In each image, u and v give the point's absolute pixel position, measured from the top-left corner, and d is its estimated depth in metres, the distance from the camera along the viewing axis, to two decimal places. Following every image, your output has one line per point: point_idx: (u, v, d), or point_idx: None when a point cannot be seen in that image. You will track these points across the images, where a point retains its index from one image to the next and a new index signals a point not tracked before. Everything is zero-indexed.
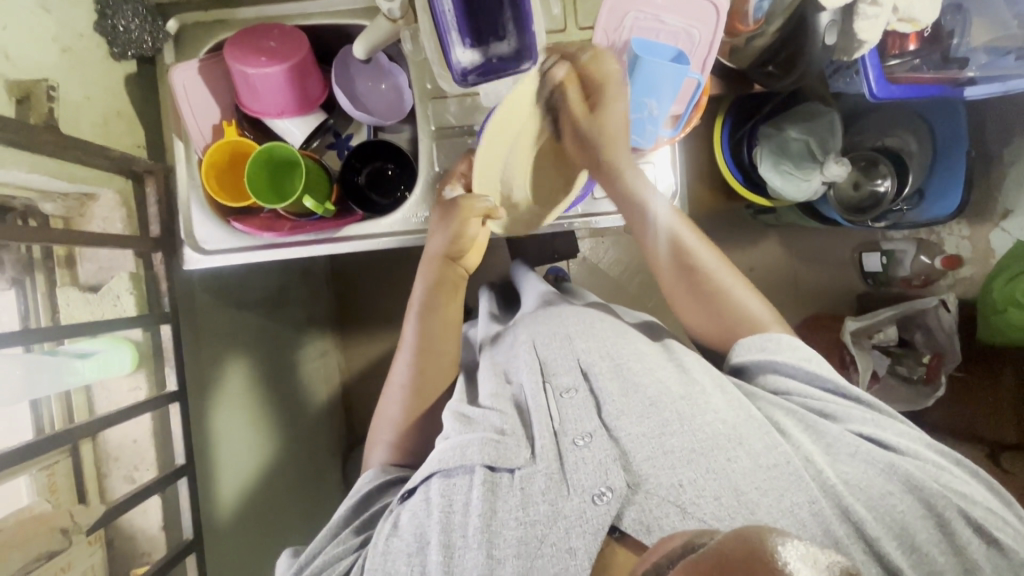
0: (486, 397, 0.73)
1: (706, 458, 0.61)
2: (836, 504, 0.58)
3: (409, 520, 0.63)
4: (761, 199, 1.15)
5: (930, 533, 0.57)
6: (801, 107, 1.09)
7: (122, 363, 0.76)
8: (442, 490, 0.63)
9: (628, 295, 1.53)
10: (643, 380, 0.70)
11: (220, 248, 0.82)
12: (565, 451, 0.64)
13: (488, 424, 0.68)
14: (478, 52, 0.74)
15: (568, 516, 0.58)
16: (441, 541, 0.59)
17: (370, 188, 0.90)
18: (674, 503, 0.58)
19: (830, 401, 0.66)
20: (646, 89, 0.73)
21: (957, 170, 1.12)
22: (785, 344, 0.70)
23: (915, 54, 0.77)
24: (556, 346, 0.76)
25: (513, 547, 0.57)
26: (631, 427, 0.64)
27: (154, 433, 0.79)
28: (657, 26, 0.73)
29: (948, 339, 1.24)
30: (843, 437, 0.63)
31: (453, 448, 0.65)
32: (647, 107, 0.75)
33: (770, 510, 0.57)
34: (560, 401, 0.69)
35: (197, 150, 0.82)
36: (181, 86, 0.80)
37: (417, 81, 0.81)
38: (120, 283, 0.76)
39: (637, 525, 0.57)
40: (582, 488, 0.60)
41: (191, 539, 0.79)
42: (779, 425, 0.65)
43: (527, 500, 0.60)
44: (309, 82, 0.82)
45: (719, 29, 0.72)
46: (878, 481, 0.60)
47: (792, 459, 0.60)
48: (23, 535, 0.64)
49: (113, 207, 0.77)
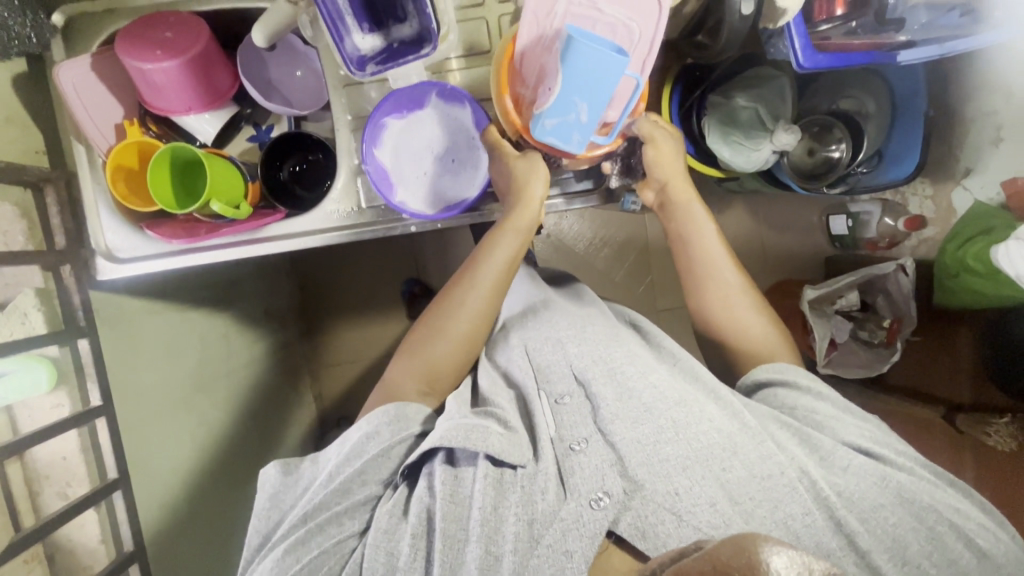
0: (486, 390, 0.74)
1: (703, 465, 0.61)
2: (830, 515, 0.60)
3: (415, 505, 0.62)
4: (710, 171, 1.10)
5: (922, 545, 0.60)
6: (749, 73, 1.05)
7: (39, 383, 0.74)
8: (446, 481, 0.62)
9: (595, 271, 1.52)
10: (638, 386, 0.68)
11: (136, 256, 0.79)
12: (562, 457, 0.63)
13: (494, 420, 0.67)
14: (379, 37, 0.65)
15: (565, 518, 0.57)
16: (443, 530, 0.58)
17: (295, 182, 0.87)
18: (670, 511, 0.58)
19: (833, 417, 0.69)
20: (577, 87, 0.63)
21: (913, 131, 1.10)
22: (801, 373, 0.74)
23: (847, 18, 0.74)
24: (548, 351, 0.76)
25: (512, 544, 0.56)
26: (626, 432, 0.64)
27: (83, 449, 0.78)
28: (594, 15, 0.69)
29: (907, 303, 1.23)
30: (836, 451, 0.65)
31: (457, 428, 0.63)
32: (576, 108, 0.65)
33: (765, 521, 0.58)
34: (556, 409, 0.69)
35: (100, 153, 0.77)
36: (71, 85, 0.74)
37: (328, 66, 0.77)
38: (26, 300, 0.73)
39: (632, 530, 0.57)
40: (579, 492, 0.59)
41: (132, 550, 0.81)
42: (775, 436, 0.67)
43: (527, 499, 0.60)
44: (215, 73, 0.77)
45: (659, 26, 0.69)
46: (870, 493, 0.62)
47: (787, 470, 0.62)
48: None
49: (12, 219, 0.72)
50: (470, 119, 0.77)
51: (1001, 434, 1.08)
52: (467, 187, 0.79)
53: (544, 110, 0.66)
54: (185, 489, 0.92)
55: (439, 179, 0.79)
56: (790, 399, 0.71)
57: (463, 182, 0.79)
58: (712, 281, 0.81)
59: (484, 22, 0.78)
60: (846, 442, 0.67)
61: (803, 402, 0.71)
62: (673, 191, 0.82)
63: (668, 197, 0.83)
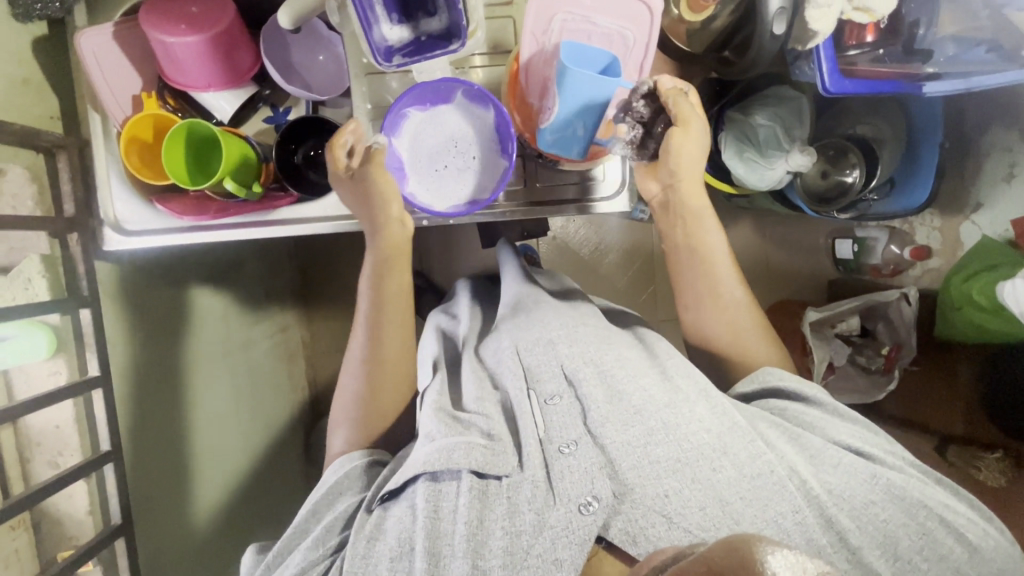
0: (470, 401, 0.74)
1: (692, 468, 0.61)
2: (820, 513, 0.60)
3: (395, 523, 0.62)
4: (725, 187, 1.10)
5: (913, 541, 0.60)
6: (767, 92, 1.05)
7: (37, 349, 0.73)
8: (428, 496, 0.63)
9: (598, 276, 1.52)
10: (628, 388, 0.68)
11: (143, 229, 0.78)
12: (552, 460, 0.64)
13: (477, 428, 0.69)
14: (408, 29, 0.64)
15: (554, 526, 0.58)
16: (427, 548, 0.59)
17: (308, 167, 0.86)
18: (660, 514, 0.58)
19: (820, 416, 0.69)
20: (576, 107, 0.66)
21: (928, 162, 1.08)
22: (786, 376, 0.72)
23: (875, 45, 0.75)
24: (538, 351, 0.74)
25: (500, 556, 0.57)
26: (616, 435, 0.64)
27: (76, 420, 0.77)
28: (588, 28, 0.68)
29: (908, 333, 1.24)
30: (827, 449, 0.65)
31: (438, 450, 0.64)
32: (575, 125, 0.68)
33: (754, 520, 0.58)
34: (545, 409, 0.69)
35: (116, 123, 0.77)
36: (93, 54, 0.74)
37: (350, 53, 0.77)
38: (31, 266, 0.73)
39: (624, 535, 0.58)
40: (568, 497, 0.60)
41: (120, 524, 0.78)
42: (765, 435, 0.65)
43: (514, 511, 0.61)
44: (238, 54, 0.77)
45: (654, 31, 0.67)
46: (862, 491, 0.62)
47: (777, 468, 0.61)
48: None
49: (23, 184, 0.72)
50: (492, 121, 0.74)
51: (991, 469, 1.10)
52: (481, 189, 0.76)
53: (546, 126, 0.68)
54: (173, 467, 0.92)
55: (454, 176, 0.76)
56: (778, 402, 0.71)
57: (473, 183, 0.76)
58: (717, 288, 0.76)
59: (511, 21, 0.78)
60: (835, 441, 0.67)
61: (790, 403, 0.70)
62: (684, 190, 0.75)
63: (675, 198, 0.75)
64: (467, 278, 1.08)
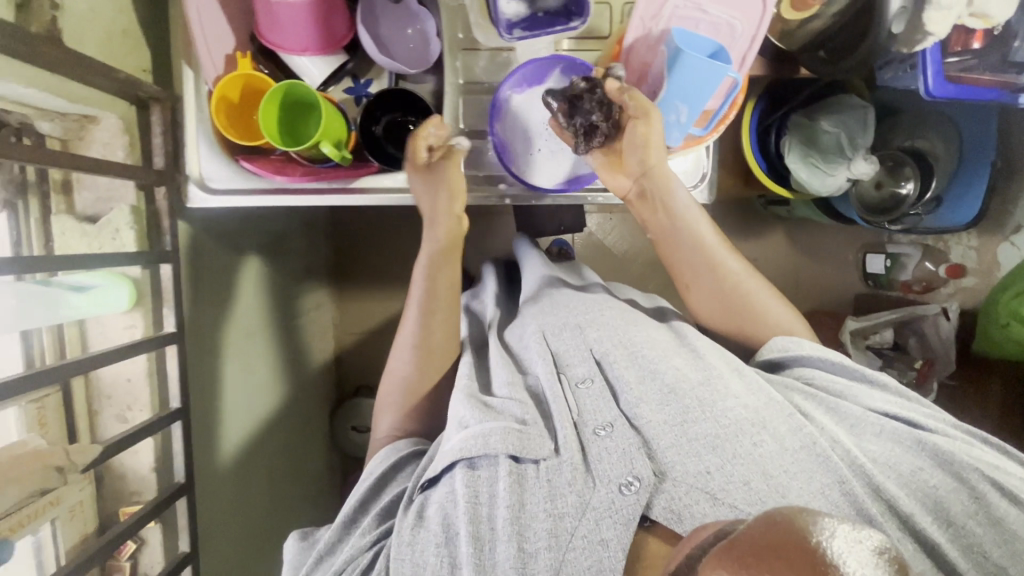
0: (500, 386, 0.71)
1: (732, 443, 0.60)
2: (867, 481, 0.58)
3: (437, 510, 0.61)
4: (782, 191, 1.12)
5: (965, 505, 0.57)
6: (837, 99, 1.05)
7: (119, 300, 0.73)
8: (466, 482, 0.61)
9: (631, 274, 1.52)
10: (661, 367, 0.68)
11: (227, 187, 0.78)
12: (588, 442, 0.63)
13: (510, 414, 0.66)
14: (524, 2, 0.64)
15: (597, 507, 0.57)
16: (470, 532, 0.57)
17: (388, 139, 0.84)
18: (703, 491, 0.57)
19: (851, 386, 0.67)
20: (680, 92, 0.67)
21: (976, 177, 1.12)
22: (808, 346, 0.70)
23: (977, 54, 0.73)
24: (567, 335, 0.74)
25: (545, 539, 0.56)
26: (653, 414, 0.64)
27: (147, 374, 0.77)
28: (698, 15, 0.68)
29: (944, 347, 1.26)
30: (867, 417, 0.64)
31: (475, 436, 0.62)
32: (677, 111, 0.69)
33: (801, 492, 0.57)
34: (577, 391, 0.69)
35: (207, 81, 0.76)
36: (195, 9, 0.72)
37: (448, 28, 0.77)
38: (120, 217, 0.73)
39: (669, 513, 0.57)
40: (609, 478, 0.59)
41: (183, 483, 0.78)
42: (801, 406, 0.65)
43: (555, 491, 0.59)
44: (334, 19, 0.77)
45: (763, 24, 0.67)
46: (906, 458, 0.61)
47: (818, 439, 0.60)
48: (18, 471, 0.63)
49: (115, 133, 0.72)
50: None
51: None
52: (580, 166, 0.80)
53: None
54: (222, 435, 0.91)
55: (552, 156, 0.79)
56: (804, 377, 0.69)
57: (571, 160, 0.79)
58: (722, 272, 0.74)
59: (606, 8, 0.77)
60: (874, 410, 0.65)
61: (820, 374, 0.69)
62: (654, 179, 0.72)
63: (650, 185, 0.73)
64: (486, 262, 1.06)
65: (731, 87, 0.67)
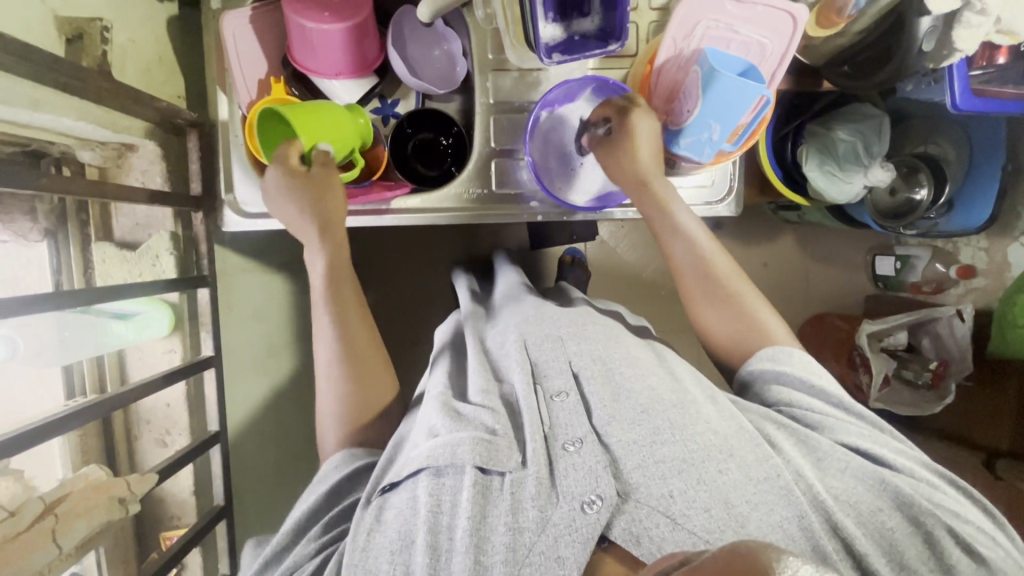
0: (475, 394, 0.67)
1: (698, 468, 0.58)
2: (826, 518, 0.56)
3: (395, 516, 0.57)
4: (798, 200, 1.12)
5: (920, 550, 0.56)
6: (850, 107, 1.08)
7: (159, 326, 0.75)
8: (431, 489, 0.57)
9: (644, 283, 1.51)
10: (635, 385, 0.66)
11: (261, 211, 0.78)
12: (556, 456, 0.59)
13: (480, 423, 0.62)
14: (561, 27, 0.66)
15: (557, 523, 0.54)
16: (428, 541, 0.53)
17: (417, 158, 0.86)
18: (665, 514, 0.54)
19: (825, 416, 0.65)
20: (713, 111, 0.68)
21: (988, 181, 1.12)
22: (796, 358, 0.69)
23: (1003, 68, 0.75)
24: (547, 347, 0.71)
25: (501, 553, 0.52)
26: (623, 434, 0.61)
27: (185, 398, 0.80)
28: (730, 36, 0.70)
29: (960, 350, 1.26)
30: (834, 452, 0.62)
31: (441, 445, 0.58)
32: (710, 129, 0.71)
33: (759, 524, 0.54)
34: (551, 404, 0.65)
35: (241, 106, 0.76)
36: (231, 35, 0.75)
37: (478, 50, 0.79)
38: (160, 243, 0.74)
39: (627, 535, 0.54)
40: (571, 495, 0.56)
41: (221, 506, 0.79)
42: (769, 436, 0.63)
43: (517, 505, 0.55)
44: (368, 44, 0.77)
45: (794, 42, 0.69)
46: (866, 496, 0.59)
47: (783, 472, 0.58)
48: (85, 505, 0.64)
49: (152, 160, 0.73)
50: None
51: None
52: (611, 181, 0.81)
53: (681, 130, 0.72)
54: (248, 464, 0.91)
55: (585, 171, 0.80)
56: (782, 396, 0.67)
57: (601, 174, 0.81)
58: (709, 279, 0.74)
59: (634, 26, 0.78)
60: (844, 443, 0.63)
61: (798, 395, 0.67)
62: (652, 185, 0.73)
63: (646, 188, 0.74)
64: (462, 269, 1.07)
65: (762, 104, 0.67)
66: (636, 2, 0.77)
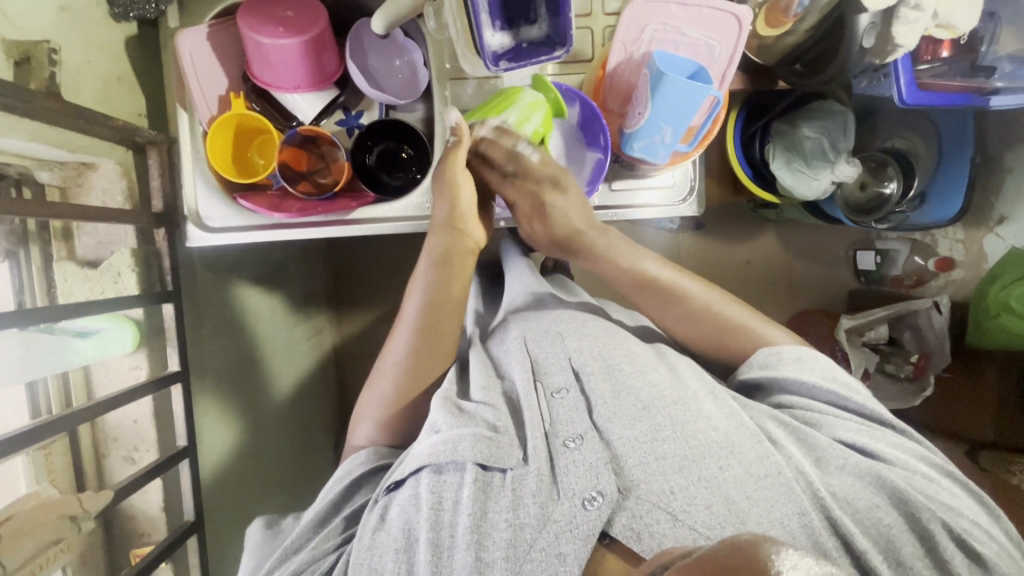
0: (476, 390, 0.68)
1: (698, 465, 0.57)
2: (826, 516, 0.55)
3: (397, 514, 0.58)
4: (769, 197, 1.13)
5: (916, 547, 0.55)
6: (814, 105, 1.08)
7: (123, 342, 0.76)
8: (432, 486, 0.58)
9: (625, 285, 1.51)
10: (637, 382, 0.65)
11: (224, 226, 0.79)
12: (557, 453, 0.59)
13: (482, 419, 0.63)
14: (509, 35, 0.68)
15: (558, 520, 0.54)
16: (430, 540, 0.55)
17: (381, 168, 0.86)
18: (665, 510, 0.54)
19: (828, 415, 0.65)
20: (664, 113, 0.69)
21: (959, 177, 1.15)
22: (787, 358, 0.69)
23: (947, 61, 0.78)
24: (547, 344, 0.71)
25: (502, 550, 0.53)
26: (623, 431, 0.60)
27: (152, 414, 0.80)
28: (677, 38, 0.72)
29: (938, 340, 1.27)
30: (835, 450, 0.61)
31: (443, 442, 0.60)
32: (661, 132, 0.71)
33: (759, 521, 0.54)
34: (551, 401, 0.65)
35: (202, 122, 0.78)
36: (188, 53, 0.76)
37: (436, 60, 0.80)
38: (121, 259, 0.75)
39: (628, 532, 0.54)
40: (573, 491, 0.56)
41: (192, 521, 0.79)
42: (771, 434, 0.62)
43: (518, 501, 0.56)
44: (325, 57, 0.78)
45: (739, 44, 0.71)
46: (865, 493, 0.58)
47: (783, 469, 0.57)
48: (31, 523, 0.66)
49: (113, 178, 0.74)
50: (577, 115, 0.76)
51: None
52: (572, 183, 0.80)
53: (634, 132, 0.72)
54: (223, 476, 0.91)
55: None
56: (781, 397, 0.68)
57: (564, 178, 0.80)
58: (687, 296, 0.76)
59: (588, 32, 0.79)
60: (841, 440, 0.63)
61: (801, 399, 0.66)
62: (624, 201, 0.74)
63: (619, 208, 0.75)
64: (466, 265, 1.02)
65: (712, 104, 0.69)
66: (590, 9, 0.78)
